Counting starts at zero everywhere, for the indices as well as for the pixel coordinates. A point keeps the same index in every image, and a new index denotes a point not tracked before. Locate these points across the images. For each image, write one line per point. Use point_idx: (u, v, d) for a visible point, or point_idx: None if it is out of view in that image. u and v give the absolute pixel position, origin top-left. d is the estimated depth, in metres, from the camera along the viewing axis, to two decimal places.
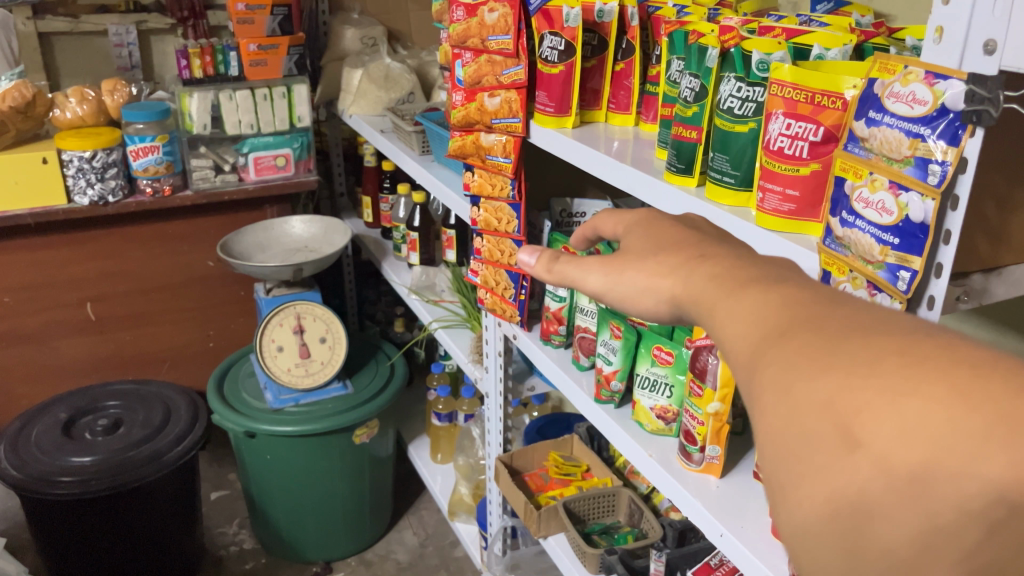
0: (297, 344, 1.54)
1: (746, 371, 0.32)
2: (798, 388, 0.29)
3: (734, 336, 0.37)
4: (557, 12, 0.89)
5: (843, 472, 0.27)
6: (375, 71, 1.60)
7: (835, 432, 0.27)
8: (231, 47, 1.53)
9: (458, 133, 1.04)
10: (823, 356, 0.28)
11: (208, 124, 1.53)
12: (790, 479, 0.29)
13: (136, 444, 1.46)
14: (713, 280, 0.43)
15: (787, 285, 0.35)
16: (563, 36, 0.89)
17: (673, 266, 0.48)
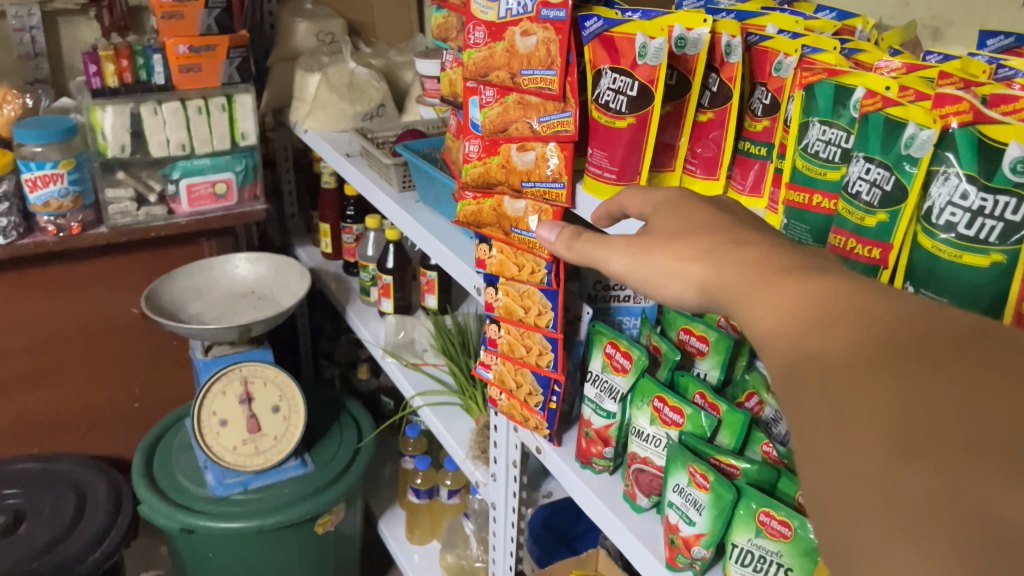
0: (244, 417, 1.26)
1: (786, 368, 0.30)
2: (852, 387, 0.27)
3: (778, 333, 0.31)
4: (625, 41, 0.63)
5: (890, 484, 0.25)
6: (335, 78, 1.31)
7: (891, 446, 0.25)
8: (153, 49, 1.21)
9: (471, 194, 0.77)
10: (886, 365, 0.27)
11: (127, 145, 1.23)
12: (811, 483, 0.27)
13: (40, 551, 1.15)
14: (748, 268, 0.35)
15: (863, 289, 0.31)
16: (634, 75, 0.63)
17: (705, 251, 0.38)
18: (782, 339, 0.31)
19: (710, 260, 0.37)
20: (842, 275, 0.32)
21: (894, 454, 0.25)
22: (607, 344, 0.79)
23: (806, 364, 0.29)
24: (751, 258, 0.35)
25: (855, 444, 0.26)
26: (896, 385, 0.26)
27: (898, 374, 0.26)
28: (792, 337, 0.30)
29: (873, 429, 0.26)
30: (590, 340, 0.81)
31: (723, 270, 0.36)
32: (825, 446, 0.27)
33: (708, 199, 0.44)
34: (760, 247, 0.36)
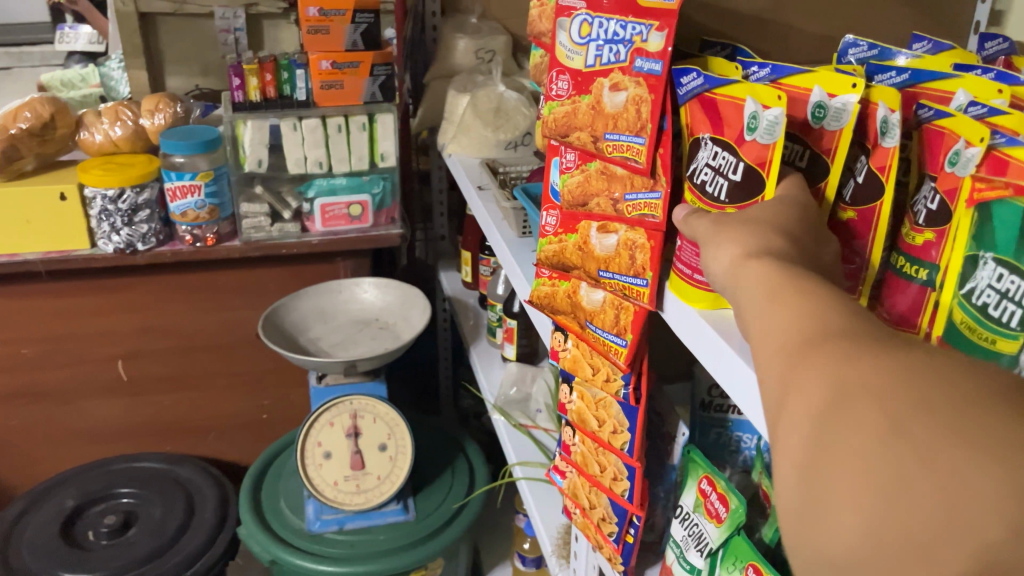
0: (349, 451, 1.20)
1: (787, 356, 0.32)
2: (854, 371, 0.29)
3: (783, 328, 0.33)
4: (733, 106, 0.47)
5: (883, 456, 0.26)
6: (482, 101, 1.19)
7: (883, 422, 0.27)
8: (298, 64, 1.17)
9: (546, 274, 0.63)
10: (887, 357, 0.28)
11: (264, 160, 1.21)
12: (800, 451, 0.29)
13: (138, 563, 1.16)
14: (768, 282, 0.36)
15: (870, 325, 0.31)
16: (739, 153, 0.46)
17: (751, 282, 0.37)
18: (797, 328, 0.32)
19: (761, 260, 0.38)
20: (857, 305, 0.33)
21: (887, 429, 0.27)
22: (701, 479, 0.62)
23: (808, 346, 0.31)
24: (769, 279, 0.36)
25: (852, 418, 0.28)
26: (899, 374, 0.28)
27: (884, 365, 0.28)
28: (792, 334, 0.32)
29: (865, 406, 0.28)
30: (683, 470, 0.65)
31: (753, 286, 0.37)
32: (820, 420, 0.29)
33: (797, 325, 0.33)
34: (804, 281, 0.35)
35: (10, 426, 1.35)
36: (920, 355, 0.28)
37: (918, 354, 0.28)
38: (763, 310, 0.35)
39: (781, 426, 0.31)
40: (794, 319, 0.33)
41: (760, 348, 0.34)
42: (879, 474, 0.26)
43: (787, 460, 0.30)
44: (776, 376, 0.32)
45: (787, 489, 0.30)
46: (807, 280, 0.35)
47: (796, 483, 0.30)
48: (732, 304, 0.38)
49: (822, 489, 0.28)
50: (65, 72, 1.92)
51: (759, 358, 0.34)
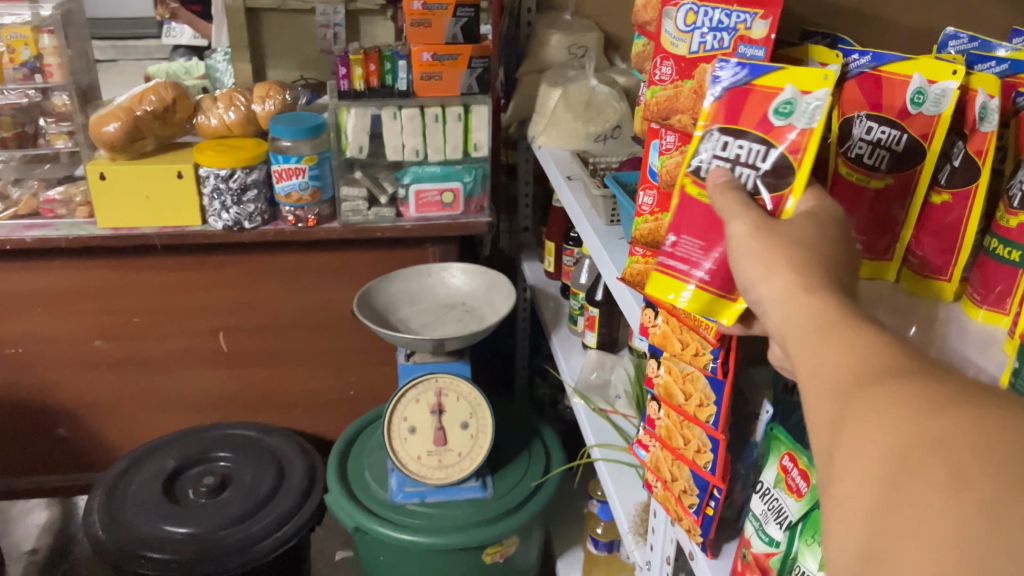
0: (433, 428, 1.25)
1: (847, 401, 0.35)
2: (915, 418, 0.32)
3: (842, 371, 0.36)
4: (759, 98, 0.52)
5: (947, 506, 0.29)
6: (573, 95, 1.24)
7: (947, 474, 0.29)
8: (401, 56, 1.22)
9: (640, 251, 0.66)
10: (946, 403, 0.31)
11: (365, 146, 1.28)
12: (865, 495, 0.32)
13: (231, 522, 1.22)
14: (822, 323, 0.39)
15: (926, 371, 0.34)
16: (770, 141, 0.52)
17: (804, 321, 0.40)
18: (855, 374, 0.35)
19: (817, 297, 0.41)
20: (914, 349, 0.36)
21: (949, 479, 0.29)
22: (783, 455, 0.64)
23: (865, 389, 0.35)
24: (824, 320, 0.39)
25: (915, 470, 0.30)
26: (959, 423, 0.30)
27: (945, 417, 0.31)
28: (851, 379, 0.35)
29: (927, 458, 0.30)
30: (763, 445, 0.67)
31: (807, 325, 0.40)
32: (884, 465, 0.32)
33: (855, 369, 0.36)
34: (856, 324, 0.38)
35: (117, 391, 1.43)
36: (978, 403, 0.31)
37: (979, 403, 0.31)
38: (819, 348, 0.38)
39: (843, 469, 0.34)
40: (853, 365, 0.36)
41: (818, 390, 0.37)
42: (942, 523, 0.29)
43: (853, 504, 0.33)
44: (835, 419, 0.35)
45: (853, 529, 0.33)
46: (860, 322, 0.38)
47: (858, 524, 0.33)
48: (787, 343, 0.41)
49: (887, 530, 0.31)
50: (167, 65, 2.03)
51: (814, 399, 0.37)
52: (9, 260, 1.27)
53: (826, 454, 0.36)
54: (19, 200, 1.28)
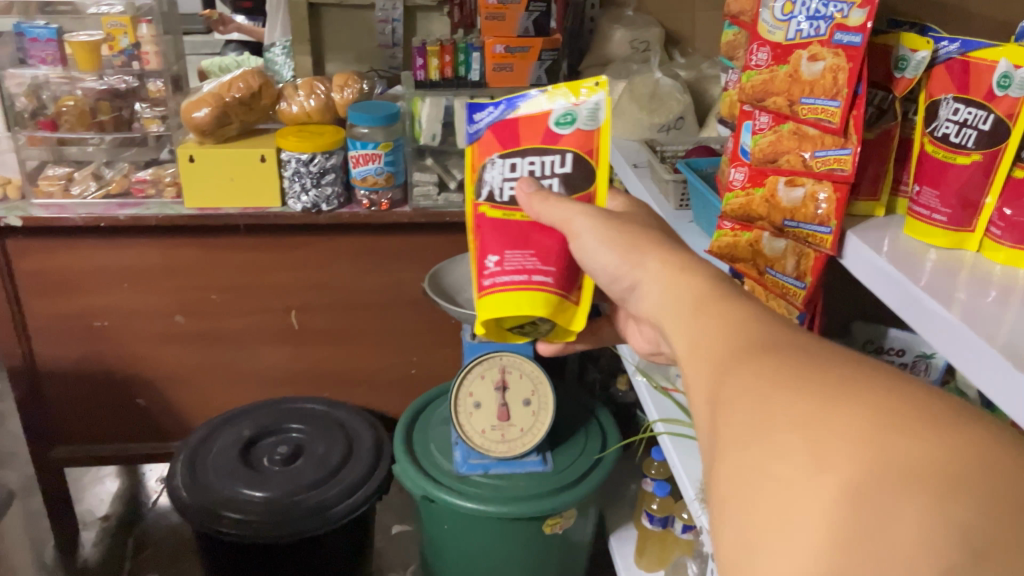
0: (496, 404, 1.31)
1: (718, 382, 0.38)
2: (782, 398, 0.34)
3: (718, 351, 0.40)
4: (526, 121, 0.65)
5: (812, 485, 0.30)
6: (639, 87, 1.29)
7: (812, 455, 0.31)
8: (475, 48, 1.28)
9: (728, 225, 0.71)
10: (810, 383, 0.34)
11: (437, 135, 1.34)
12: (732, 479, 0.33)
13: (305, 488, 1.29)
14: (704, 317, 0.43)
15: (796, 355, 0.37)
16: (560, 149, 0.65)
17: (694, 314, 0.43)
18: (731, 359, 0.38)
19: (707, 303, 0.44)
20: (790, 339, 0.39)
21: (811, 462, 0.31)
22: None
23: (738, 366, 0.37)
24: (719, 315, 0.42)
25: (781, 453, 0.32)
26: (822, 401, 0.33)
27: (807, 399, 0.33)
28: (726, 361, 0.39)
29: (793, 438, 0.32)
30: None
31: (698, 321, 0.43)
32: (749, 444, 0.33)
33: (733, 360, 0.38)
34: (736, 314, 0.42)
35: (193, 365, 1.50)
36: (835, 385, 0.33)
37: (840, 386, 0.33)
38: (699, 330, 0.42)
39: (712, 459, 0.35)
40: (727, 346, 0.40)
41: (700, 375, 0.40)
42: (806, 505, 0.30)
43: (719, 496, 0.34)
44: (710, 403, 0.38)
45: (720, 517, 0.33)
46: (743, 318, 0.41)
47: (723, 510, 0.33)
48: (677, 337, 0.44)
49: (749, 512, 0.32)
50: (224, 57, 2.09)
51: (697, 381, 0.40)
52: (101, 236, 1.34)
53: (705, 440, 0.37)
54: (111, 180, 1.36)
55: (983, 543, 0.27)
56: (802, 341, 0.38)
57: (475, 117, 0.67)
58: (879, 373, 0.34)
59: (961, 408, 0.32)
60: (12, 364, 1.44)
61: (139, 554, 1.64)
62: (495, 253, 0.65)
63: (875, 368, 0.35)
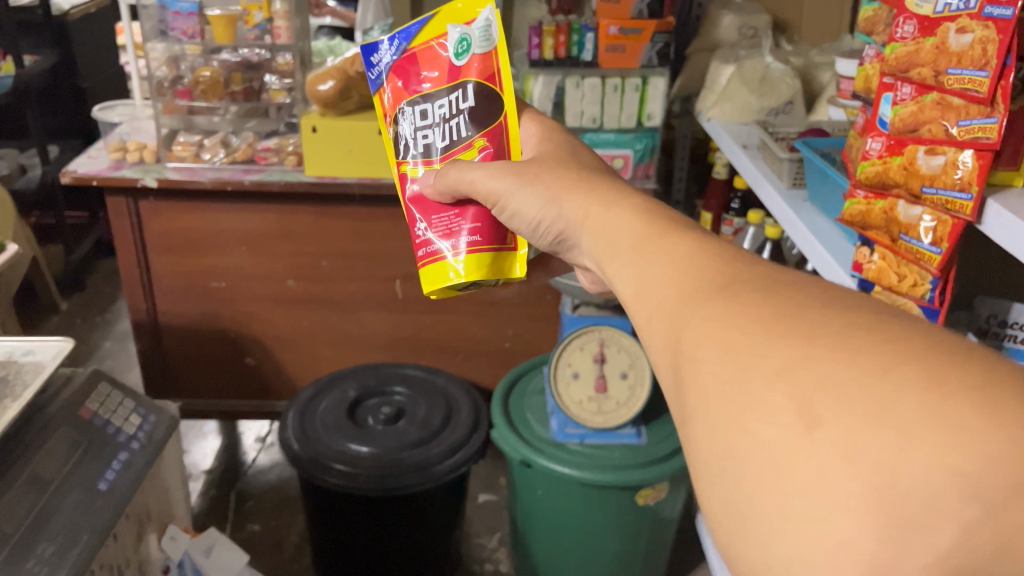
0: (594, 375, 1.36)
1: (675, 322, 0.37)
2: (752, 351, 0.32)
3: (667, 292, 0.40)
4: (420, 61, 0.68)
5: (802, 447, 0.28)
6: (749, 72, 1.32)
7: (798, 412, 0.29)
8: (588, 28, 1.33)
9: (863, 194, 0.75)
10: (780, 333, 0.32)
11: (548, 113, 1.38)
12: (712, 440, 0.31)
13: (409, 446, 1.35)
14: (641, 256, 0.44)
15: (758, 293, 0.35)
16: (458, 84, 0.66)
17: (643, 253, 0.44)
18: (680, 299, 0.38)
19: (656, 242, 0.44)
20: (778, 275, 0.38)
21: (801, 424, 0.28)
22: None
23: (697, 318, 0.36)
24: (677, 258, 0.41)
25: (763, 415, 0.30)
26: (800, 353, 0.31)
27: (776, 350, 0.31)
28: (682, 304, 0.38)
29: (776, 395, 0.30)
30: None
31: (643, 266, 0.43)
32: (726, 403, 0.31)
33: (696, 301, 0.37)
34: (681, 249, 0.42)
35: (302, 327, 1.58)
36: (808, 326, 0.32)
37: (818, 328, 0.31)
38: (641, 274, 0.43)
39: (691, 420, 0.33)
40: (677, 285, 0.39)
41: (653, 315, 0.40)
42: (798, 467, 0.28)
43: (711, 467, 0.31)
44: (670, 344, 0.37)
45: (705, 479, 0.32)
46: (688, 258, 0.41)
47: (710, 478, 0.31)
48: (622, 283, 0.45)
49: (733, 471, 0.30)
50: None
51: (648, 320, 0.40)
52: (226, 200, 1.43)
53: (676, 396, 0.36)
54: (238, 148, 1.44)
55: (999, 494, 0.25)
56: (768, 281, 0.37)
57: (382, 58, 0.70)
58: (869, 317, 0.32)
59: (967, 347, 0.29)
60: (139, 318, 1.55)
61: (242, 505, 1.73)
62: (422, 219, 0.68)
63: (870, 309, 0.33)
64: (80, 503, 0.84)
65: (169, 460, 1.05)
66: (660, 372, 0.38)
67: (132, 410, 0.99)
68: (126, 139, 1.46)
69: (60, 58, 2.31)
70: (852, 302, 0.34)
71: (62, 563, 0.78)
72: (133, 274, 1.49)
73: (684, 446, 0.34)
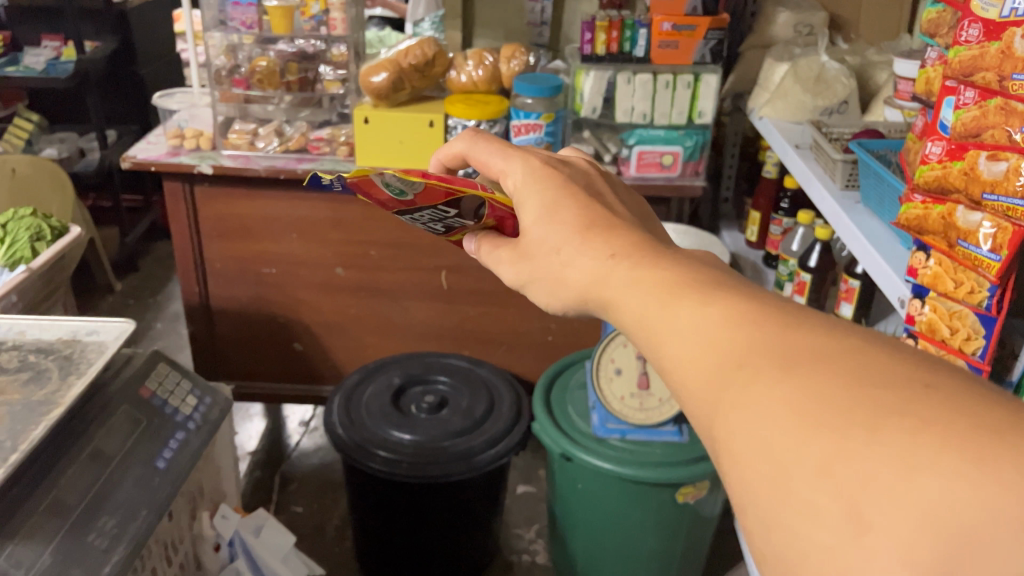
0: (638, 372, 1.39)
1: (706, 412, 0.38)
2: (785, 445, 0.33)
3: (687, 378, 0.39)
4: (371, 196, 0.66)
5: (860, 555, 0.30)
6: (804, 70, 1.31)
7: (849, 518, 0.31)
8: (642, 24, 1.32)
9: (921, 198, 0.74)
10: (808, 420, 0.33)
11: (598, 108, 1.38)
12: (768, 534, 0.33)
13: (452, 436, 1.36)
14: (652, 347, 0.43)
15: (773, 357, 0.36)
16: (427, 203, 0.66)
17: (652, 343, 0.43)
18: (701, 387, 0.38)
19: (660, 317, 0.43)
20: (805, 324, 0.38)
21: (853, 528, 0.31)
22: None
23: (723, 410, 0.36)
24: (685, 331, 0.41)
25: (812, 516, 0.32)
26: (837, 447, 0.32)
27: (810, 446, 0.33)
28: (705, 383, 0.38)
29: (823, 496, 0.32)
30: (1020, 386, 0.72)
31: (659, 359, 0.42)
32: (774, 501, 0.33)
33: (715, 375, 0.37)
34: (684, 318, 0.41)
35: (350, 314, 1.60)
36: (839, 405, 0.33)
37: (854, 402, 0.33)
38: (660, 362, 0.42)
39: (742, 511, 0.35)
40: (693, 368, 0.39)
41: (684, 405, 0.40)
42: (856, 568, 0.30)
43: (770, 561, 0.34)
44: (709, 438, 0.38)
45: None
46: (688, 351, 0.40)
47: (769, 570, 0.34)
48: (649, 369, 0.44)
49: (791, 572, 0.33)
50: None
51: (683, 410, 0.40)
52: (280, 188, 1.46)
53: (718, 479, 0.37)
54: (291, 137, 1.46)
55: None
56: (782, 345, 0.37)
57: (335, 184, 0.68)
58: (899, 390, 0.33)
59: (1010, 422, 0.31)
60: (192, 301, 1.59)
61: (285, 487, 1.77)
62: None
63: (911, 372, 0.34)
64: (141, 479, 0.87)
65: (222, 441, 1.08)
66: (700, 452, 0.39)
67: (189, 391, 1.02)
68: (184, 126, 1.49)
69: (120, 44, 2.37)
70: (890, 362, 0.35)
71: (123, 536, 0.81)
72: (187, 258, 1.53)
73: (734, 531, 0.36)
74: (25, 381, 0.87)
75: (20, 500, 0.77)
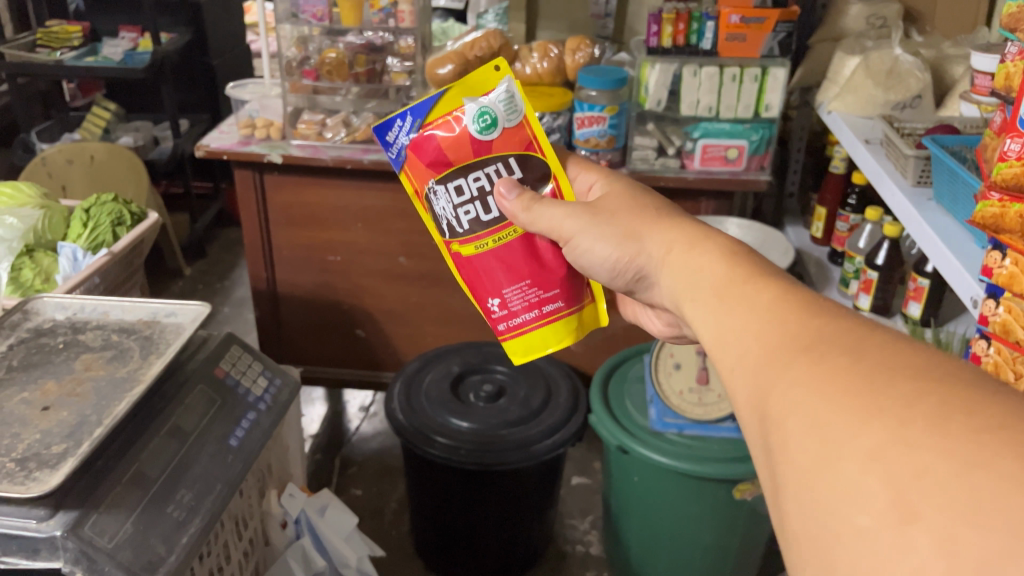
0: (696, 367, 1.39)
1: (764, 380, 0.41)
2: (840, 427, 0.35)
3: (755, 344, 0.43)
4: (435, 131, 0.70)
5: (900, 542, 0.31)
6: (875, 63, 1.28)
7: (895, 505, 0.31)
8: (709, 16, 1.31)
9: (998, 196, 0.72)
10: (868, 408, 0.34)
11: (663, 101, 1.37)
12: (815, 518, 0.35)
13: (509, 425, 1.38)
14: (723, 295, 0.49)
15: (844, 354, 0.38)
16: (497, 157, 0.71)
17: (728, 287, 0.49)
18: (767, 356, 0.42)
19: (740, 284, 0.48)
20: (881, 335, 0.39)
21: (898, 520, 0.31)
22: None
23: (784, 382, 0.39)
24: (767, 301, 0.45)
25: (854, 498, 0.33)
26: (891, 436, 0.33)
27: (863, 425, 0.34)
28: (775, 355, 0.41)
29: (872, 484, 0.32)
30: None
31: (730, 296, 0.48)
32: (817, 477, 0.35)
33: (787, 361, 0.40)
34: (774, 288, 0.46)
35: (411, 303, 1.63)
36: (901, 403, 0.34)
37: (914, 402, 0.34)
38: (728, 323, 0.47)
39: (788, 489, 0.37)
40: (765, 334, 0.43)
41: (739, 370, 0.43)
42: (898, 555, 0.31)
43: (813, 548, 0.35)
44: (760, 408, 0.40)
45: (809, 561, 0.35)
46: (770, 294, 0.46)
47: (807, 550, 0.35)
48: (713, 330, 0.48)
49: (831, 555, 0.33)
50: None
51: (739, 377, 0.43)
52: (346, 178, 1.49)
53: (767, 458, 0.39)
54: (358, 127, 1.48)
55: None
56: (853, 341, 0.39)
57: (399, 136, 0.72)
58: (966, 392, 0.34)
59: None
60: (259, 287, 1.64)
61: (345, 470, 1.81)
62: (496, 296, 0.74)
63: (976, 385, 0.34)
64: (215, 456, 0.91)
65: (290, 422, 1.12)
66: (745, 423, 0.42)
67: (260, 373, 1.06)
68: (254, 116, 1.53)
69: (193, 35, 2.44)
70: (957, 375, 0.35)
71: (199, 510, 0.85)
72: (256, 245, 1.58)
73: (782, 519, 0.38)
74: (110, 359, 0.92)
75: (109, 473, 0.81)
